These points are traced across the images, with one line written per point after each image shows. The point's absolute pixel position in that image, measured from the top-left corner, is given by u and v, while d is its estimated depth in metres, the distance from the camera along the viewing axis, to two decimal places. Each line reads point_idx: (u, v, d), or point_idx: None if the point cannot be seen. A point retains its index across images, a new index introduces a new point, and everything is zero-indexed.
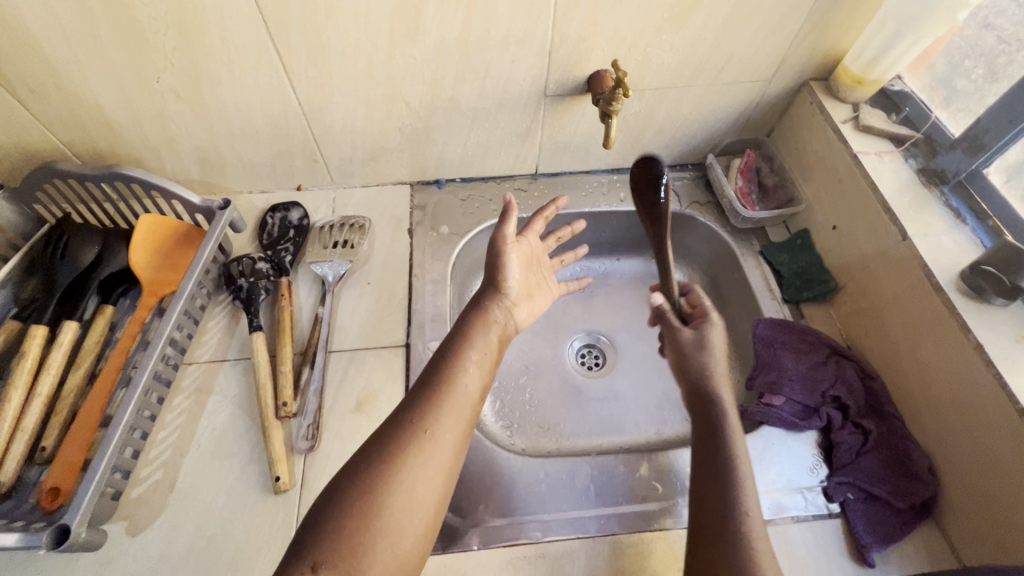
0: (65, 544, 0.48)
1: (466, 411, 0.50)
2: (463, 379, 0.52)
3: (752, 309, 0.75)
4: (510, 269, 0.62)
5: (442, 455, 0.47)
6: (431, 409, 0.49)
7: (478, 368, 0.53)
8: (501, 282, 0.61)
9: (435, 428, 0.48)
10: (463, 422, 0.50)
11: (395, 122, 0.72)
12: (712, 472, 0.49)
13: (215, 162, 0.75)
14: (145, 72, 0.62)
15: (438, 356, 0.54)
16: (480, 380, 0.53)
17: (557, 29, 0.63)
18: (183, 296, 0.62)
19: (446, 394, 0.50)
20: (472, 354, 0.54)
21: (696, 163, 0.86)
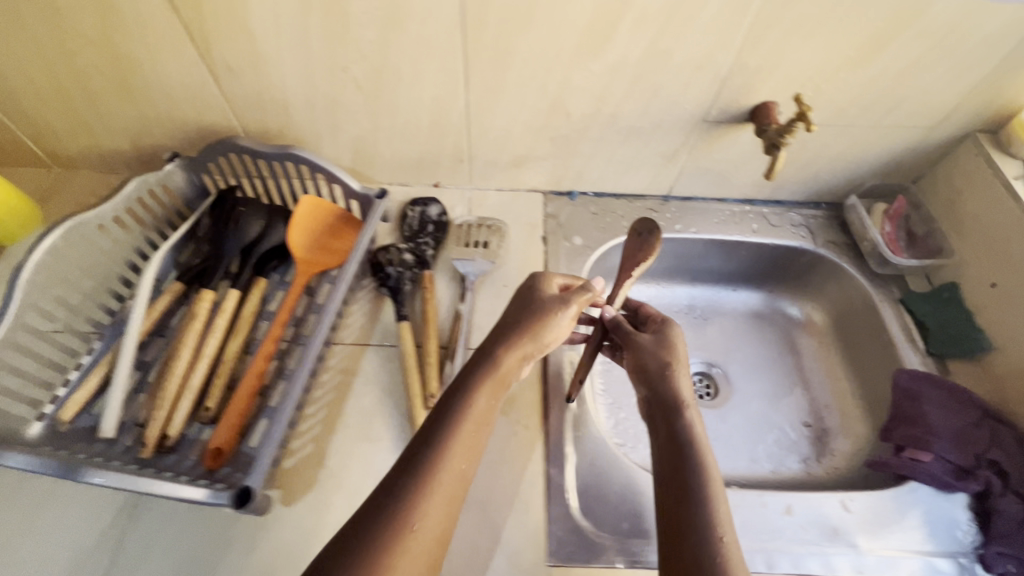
0: (243, 506, 0.49)
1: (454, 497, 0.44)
2: (453, 461, 0.45)
3: (889, 358, 0.73)
4: (563, 323, 0.56)
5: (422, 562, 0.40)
6: (419, 511, 0.41)
7: (470, 439, 0.47)
8: (536, 331, 0.55)
9: (427, 517, 0.41)
10: (451, 511, 0.43)
11: (551, 131, 0.74)
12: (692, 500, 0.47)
13: (368, 153, 0.78)
14: (337, 62, 0.64)
15: (435, 420, 0.47)
16: (471, 455, 0.46)
17: (741, 56, 0.63)
18: (345, 278, 0.64)
19: (432, 484, 0.43)
20: (467, 423, 0.47)
21: (831, 203, 0.85)
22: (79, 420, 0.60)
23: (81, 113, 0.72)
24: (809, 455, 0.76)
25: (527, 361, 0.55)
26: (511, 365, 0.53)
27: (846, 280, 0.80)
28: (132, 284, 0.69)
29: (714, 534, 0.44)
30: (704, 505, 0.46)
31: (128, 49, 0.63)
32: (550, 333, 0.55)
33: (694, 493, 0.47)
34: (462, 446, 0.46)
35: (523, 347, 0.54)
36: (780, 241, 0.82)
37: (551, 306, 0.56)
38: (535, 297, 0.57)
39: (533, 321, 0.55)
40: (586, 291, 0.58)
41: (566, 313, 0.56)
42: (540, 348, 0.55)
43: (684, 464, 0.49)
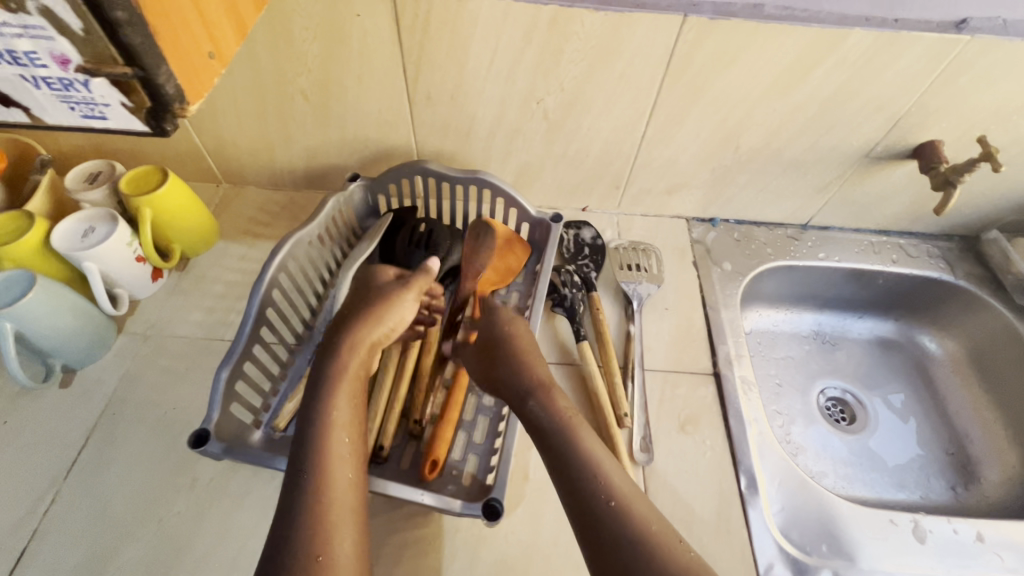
0: (494, 519, 0.52)
1: (354, 501, 0.47)
2: (338, 469, 0.48)
3: None
4: (405, 309, 0.60)
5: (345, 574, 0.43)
6: (316, 522, 0.44)
7: (351, 448, 0.50)
8: (371, 317, 0.58)
9: (336, 532, 0.44)
10: (359, 518, 0.47)
11: (713, 162, 0.77)
12: (572, 482, 0.48)
13: (530, 177, 0.82)
14: (533, 94, 0.68)
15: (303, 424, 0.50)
16: (356, 461, 0.49)
17: (922, 99, 0.66)
18: (541, 300, 0.68)
19: (327, 488, 0.46)
20: (337, 434, 0.50)
21: (964, 237, 0.87)
22: (290, 429, 0.62)
23: (269, 133, 0.76)
24: (957, 482, 0.78)
25: (377, 348, 0.58)
26: (360, 355, 0.56)
27: (987, 312, 0.83)
28: (320, 297, 0.72)
29: (600, 505, 0.46)
30: (595, 487, 0.48)
31: (341, 77, 0.68)
32: (391, 317, 0.59)
33: (583, 482, 0.48)
34: (342, 456, 0.49)
35: (367, 341, 0.56)
36: (920, 271, 0.85)
37: (390, 294, 0.60)
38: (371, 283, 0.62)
39: (368, 312, 0.58)
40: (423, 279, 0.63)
41: (407, 299, 0.60)
42: (389, 333, 0.59)
43: (556, 453, 0.50)
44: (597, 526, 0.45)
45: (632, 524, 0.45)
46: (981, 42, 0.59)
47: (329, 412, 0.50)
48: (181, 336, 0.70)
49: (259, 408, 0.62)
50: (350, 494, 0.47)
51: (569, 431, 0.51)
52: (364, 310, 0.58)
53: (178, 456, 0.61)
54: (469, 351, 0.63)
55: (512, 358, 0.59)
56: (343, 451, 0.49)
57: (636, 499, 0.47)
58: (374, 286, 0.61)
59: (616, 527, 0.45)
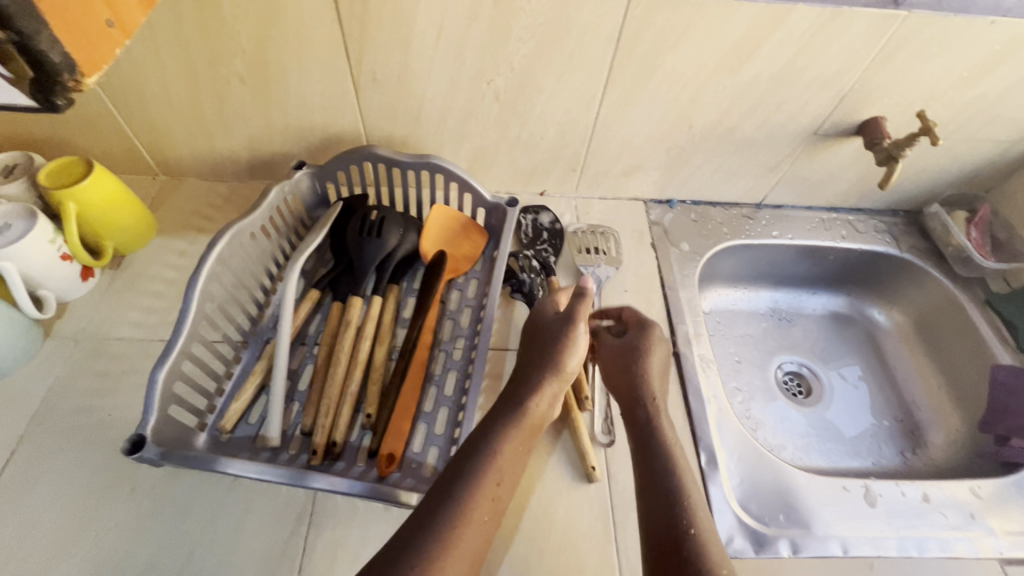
0: None
1: (478, 543, 0.45)
2: (481, 506, 0.46)
3: (979, 355, 0.79)
4: (580, 352, 0.58)
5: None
6: (446, 545, 0.43)
7: (498, 490, 0.48)
8: (563, 361, 0.57)
9: (447, 570, 0.42)
10: (476, 556, 0.45)
11: (668, 142, 0.77)
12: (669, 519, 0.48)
13: (486, 161, 0.80)
14: (483, 74, 0.66)
15: (464, 451, 0.50)
16: (495, 507, 0.47)
17: (865, 75, 0.67)
18: (497, 285, 0.67)
19: (466, 524, 0.44)
20: (494, 471, 0.48)
21: (908, 211, 0.91)
22: (238, 429, 0.59)
23: (205, 119, 0.72)
24: (907, 447, 0.81)
25: (559, 395, 0.57)
26: (545, 396, 0.55)
27: (931, 284, 0.86)
28: (268, 291, 0.69)
29: (682, 529, 0.47)
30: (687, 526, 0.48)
31: (279, 57, 0.64)
32: (572, 361, 0.58)
33: (677, 529, 0.48)
34: (489, 492, 0.47)
35: (548, 388, 0.55)
36: (868, 247, 0.87)
37: (567, 332, 0.58)
38: (554, 327, 0.60)
39: (549, 355, 0.58)
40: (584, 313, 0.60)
41: (583, 335, 0.59)
42: (567, 378, 0.57)
43: (655, 484, 0.52)
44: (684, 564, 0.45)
45: (709, 573, 0.44)
46: (917, 17, 0.61)
47: (501, 447, 0.50)
48: (118, 338, 0.66)
49: (204, 409, 0.59)
50: (479, 538, 0.45)
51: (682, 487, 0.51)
52: (550, 348, 0.58)
53: (116, 464, 0.57)
54: (603, 361, 0.64)
55: (648, 399, 0.58)
56: (493, 486, 0.48)
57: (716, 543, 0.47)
58: (543, 315, 0.62)
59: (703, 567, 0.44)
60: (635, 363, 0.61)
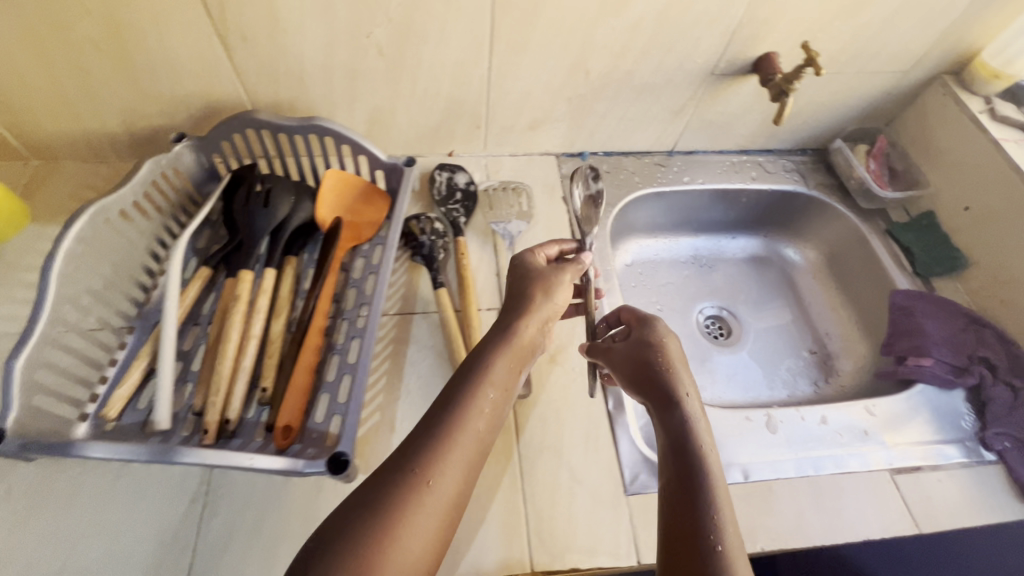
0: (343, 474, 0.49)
1: (474, 455, 0.45)
2: (478, 418, 0.46)
3: (881, 282, 0.82)
4: (564, 288, 0.59)
5: (447, 508, 0.42)
6: (440, 453, 0.43)
7: (495, 402, 0.48)
8: (550, 288, 0.57)
9: (446, 471, 0.43)
10: (473, 466, 0.45)
11: (568, 92, 0.75)
12: (680, 460, 0.46)
13: (385, 123, 0.77)
14: (361, 26, 0.63)
15: (461, 371, 0.50)
16: (492, 418, 0.48)
17: (750, 8, 0.67)
18: (393, 247, 0.65)
19: (461, 435, 0.45)
20: (488, 387, 0.48)
21: (815, 149, 0.92)
22: (125, 416, 0.56)
23: (67, 93, 0.66)
24: (820, 377, 0.83)
25: (547, 325, 0.57)
26: (532, 324, 0.55)
27: (839, 218, 0.88)
28: (155, 273, 0.66)
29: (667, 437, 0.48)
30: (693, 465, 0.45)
31: (132, 18, 0.59)
32: (558, 293, 0.58)
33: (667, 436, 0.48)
34: (486, 404, 0.47)
35: (540, 316, 0.55)
36: (777, 186, 0.88)
37: (551, 271, 0.59)
38: (535, 266, 0.60)
39: (534, 285, 0.58)
40: (577, 267, 0.60)
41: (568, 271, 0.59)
42: (554, 309, 0.57)
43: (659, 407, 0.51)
44: (689, 501, 0.43)
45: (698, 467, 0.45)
46: None
47: (493, 363, 0.50)
48: None
49: (85, 400, 0.56)
50: (476, 453, 0.45)
51: (674, 405, 0.50)
52: (534, 281, 0.58)
53: None
54: (618, 366, 0.55)
55: (658, 368, 0.52)
56: (487, 400, 0.48)
57: (717, 474, 0.45)
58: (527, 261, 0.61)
59: (699, 499, 0.43)
60: (653, 346, 0.54)
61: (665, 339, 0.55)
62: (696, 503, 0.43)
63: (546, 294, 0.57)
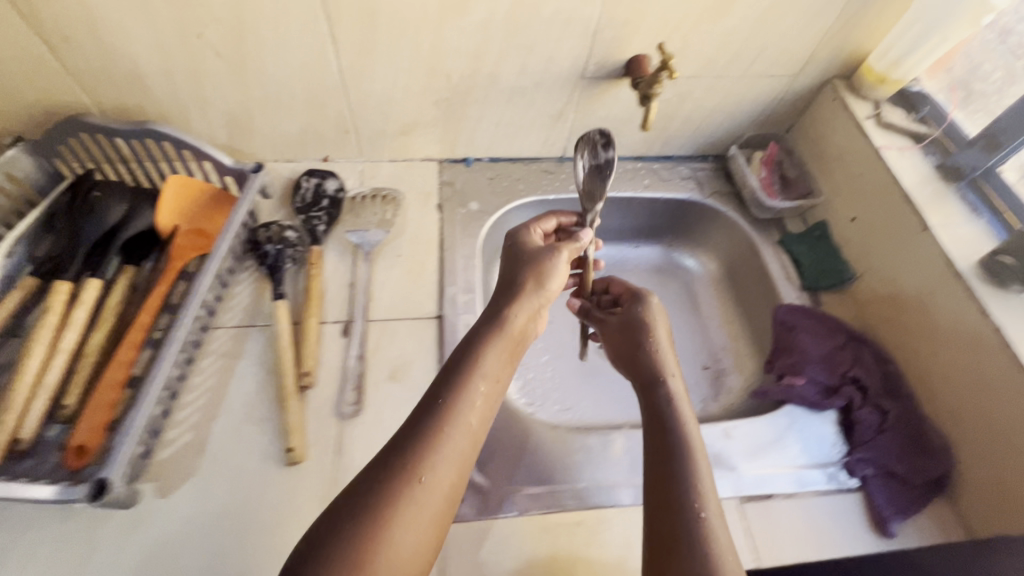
0: (101, 501, 0.46)
1: (468, 450, 0.42)
2: (471, 413, 0.43)
3: (769, 295, 0.78)
4: (558, 275, 0.57)
5: (440, 503, 0.38)
6: (425, 449, 0.39)
7: (487, 396, 0.45)
8: (543, 277, 0.56)
9: (434, 466, 0.39)
10: (467, 462, 0.41)
11: (432, 96, 0.72)
12: (662, 439, 0.48)
13: (244, 127, 0.74)
14: (187, 27, 0.60)
15: (450, 365, 0.46)
16: (484, 411, 0.44)
17: (605, 9, 0.64)
18: (218, 256, 0.62)
19: (452, 429, 0.41)
20: (481, 379, 0.45)
21: (716, 156, 0.89)
22: None
23: None
24: (709, 396, 0.77)
25: (540, 312, 0.55)
26: (523, 313, 0.52)
27: (734, 228, 0.84)
28: None
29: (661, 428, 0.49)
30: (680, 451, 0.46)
31: None
32: (552, 282, 0.56)
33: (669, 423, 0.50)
34: (475, 398, 0.44)
35: (529, 307, 0.53)
36: (670, 194, 0.85)
37: (548, 254, 0.57)
38: (529, 249, 0.59)
39: (529, 274, 0.55)
40: (575, 246, 0.60)
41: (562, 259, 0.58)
42: (545, 298, 0.56)
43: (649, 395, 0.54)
44: (666, 492, 0.43)
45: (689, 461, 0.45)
46: None
47: (483, 355, 0.47)
48: None
49: None
50: (468, 448, 0.41)
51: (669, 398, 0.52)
52: (525, 269, 0.56)
53: None
54: (611, 335, 0.65)
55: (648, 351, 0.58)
56: (480, 391, 0.44)
57: (704, 460, 0.46)
58: (525, 242, 0.60)
59: (680, 484, 0.43)
60: (641, 325, 0.62)
61: (653, 320, 0.62)
62: (680, 493, 0.43)
63: (541, 282, 0.55)
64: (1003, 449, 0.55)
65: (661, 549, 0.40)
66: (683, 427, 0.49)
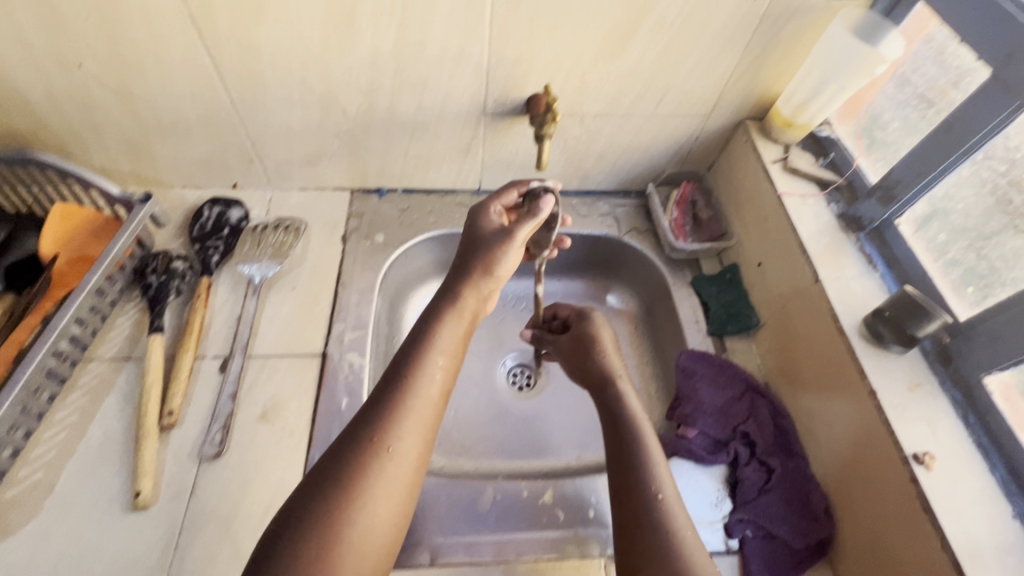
0: None
1: (431, 419, 0.48)
2: (429, 386, 0.48)
3: (678, 340, 0.75)
4: (510, 257, 0.57)
5: (408, 470, 0.45)
6: (391, 421, 0.45)
7: (445, 373, 0.50)
8: (491, 264, 0.56)
9: (400, 435, 0.45)
10: (429, 430, 0.47)
11: (331, 128, 0.71)
12: (618, 429, 0.56)
13: (144, 154, 0.73)
14: (65, 56, 0.59)
15: (407, 347, 0.51)
16: (444, 385, 0.50)
17: (494, 48, 0.62)
18: (85, 289, 0.59)
19: (411, 402, 0.47)
20: (436, 354, 0.50)
21: (639, 191, 0.87)
22: None
23: None
24: None
25: (486, 299, 0.58)
26: (469, 305, 0.55)
27: (650, 266, 0.82)
28: None
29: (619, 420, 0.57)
30: (630, 434, 0.55)
31: None
32: (501, 267, 0.57)
33: (621, 418, 0.57)
34: (433, 374, 0.49)
35: (479, 289, 0.56)
36: (588, 231, 0.83)
37: (498, 244, 0.57)
38: (482, 235, 0.59)
39: (480, 262, 0.56)
40: (528, 222, 0.58)
41: (513, 249, 0.57)
42: (494, 285, 0.57)
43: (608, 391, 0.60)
44: (629, 475, 0.52)
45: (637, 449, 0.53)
46: None
47: (437, 333, 0.52)
48: None
49: None
50: (432, 419, 0.48)
51: (620, 393, 0.59)
52: (474, 257, 0.57)
53: None
54: (563, 344, 0.68)
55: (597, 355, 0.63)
56: (438, 366, 0.49)
57: (652, 439, 0.55)
58: (483, 223, 0.60)
59: (639, 462, 0.52)
60: (591, 331, 0.66)
61: (598, 328, 0.66)
62: (633, 476, 0.51)
63: (490, 270, 0.56)
64: (879, 518, 0.52)
65: (625, 519, 0.49)
66: (638, 420, 0.56)
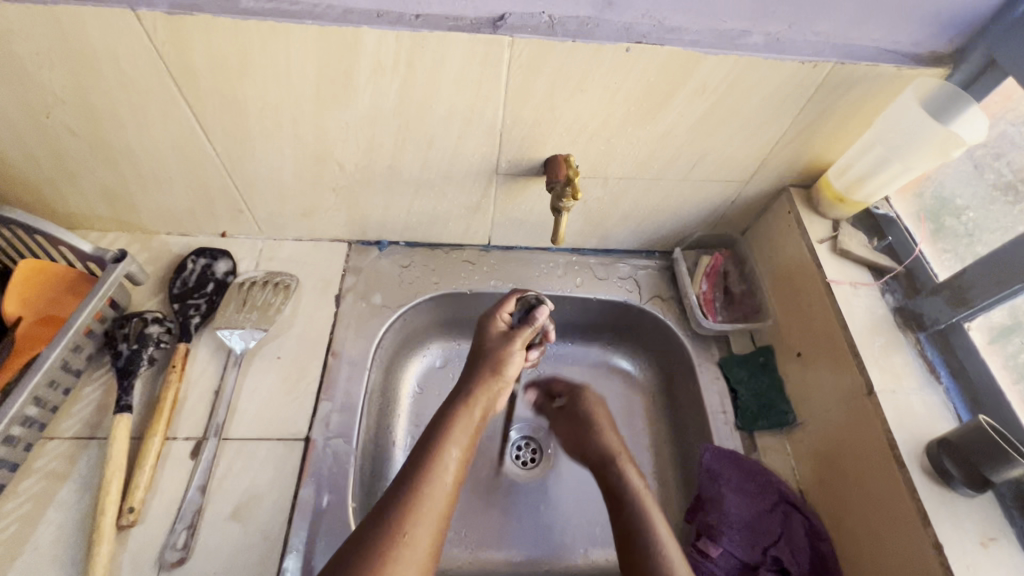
0: None
1: (446, 514, 0.45)
2: (448, 475, 0.46)
3: (701, 429, 0.68)
4: (518, 357, 0.55)
5: (421, 567, 0.41)
6: (409, 512, 0.43)
7: (462, 463, 0.47)
8: (500, 367, 0.54)
9: (417, 530, 0.42)
10: (444, 524, 0.44)
11: (327, 182, 0.64)
12: (622, 503, 0.55)
13: (124, 202, 0.67)
14: (30, 107, 0.53)
15: (424, 435, 0.49)
16: (460, 475, 0.47)
17: (509, 109, 0.55)
18: (42, 368, 0.53)
19: (428, 493, 0.44)
20: (454, 444, 0.48)
21: (663, 252, 0.79)
22: None
23: None
24: None
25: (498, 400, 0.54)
26: (480, 405, 0.51)
27: (672, 340, 0.74)
28: None
29: (621, 493, 0.56)
30: (633, 510, 0.54)
31: None
32: (509, 370, 0.54)
33: (624, 490, 0.56)
34: (450, 464, 0.46)
35: (489, 390, 0.52)
36: (606, 296, 0.75)
37: (502, 348, 0.55)
38: (485, 340, 0.56)
39: (488, 361, 0.54)
40: (529, 331, 0.57)
41: (518, 347, 0.55)
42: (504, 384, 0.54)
43: (608, 462, 0.59)
44: (638, 548, 0.51)
45: (646, 520, 0.52)
46: (525, 43, 0.48)
47: (456, 421, 0.49)
48: None
49: None
50: (447, 511, 0.45)
51: (621, 463, 0.59)
52: (480, 361, 0.54)
53: None
54: (560, 418, 0.68)
55: (596, 436, 0.63)
56: (453, 457, 0.47)
57: (655, 506, 0.54)
58: (482, 331, 0.57)
59: (641, 533, 0.52)
60: (590, 407, 0.66)
61: (596, 406, 0.66)
62: (645, 549, 0.50)
63: (498, 371, 0.54)
64: None
65: None
66: (641, 490, 0.56)
